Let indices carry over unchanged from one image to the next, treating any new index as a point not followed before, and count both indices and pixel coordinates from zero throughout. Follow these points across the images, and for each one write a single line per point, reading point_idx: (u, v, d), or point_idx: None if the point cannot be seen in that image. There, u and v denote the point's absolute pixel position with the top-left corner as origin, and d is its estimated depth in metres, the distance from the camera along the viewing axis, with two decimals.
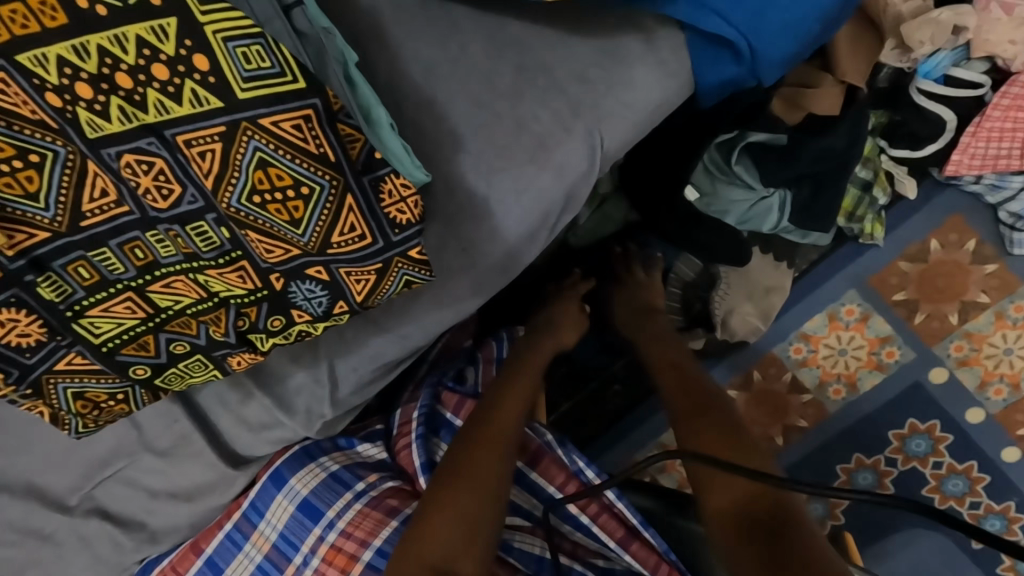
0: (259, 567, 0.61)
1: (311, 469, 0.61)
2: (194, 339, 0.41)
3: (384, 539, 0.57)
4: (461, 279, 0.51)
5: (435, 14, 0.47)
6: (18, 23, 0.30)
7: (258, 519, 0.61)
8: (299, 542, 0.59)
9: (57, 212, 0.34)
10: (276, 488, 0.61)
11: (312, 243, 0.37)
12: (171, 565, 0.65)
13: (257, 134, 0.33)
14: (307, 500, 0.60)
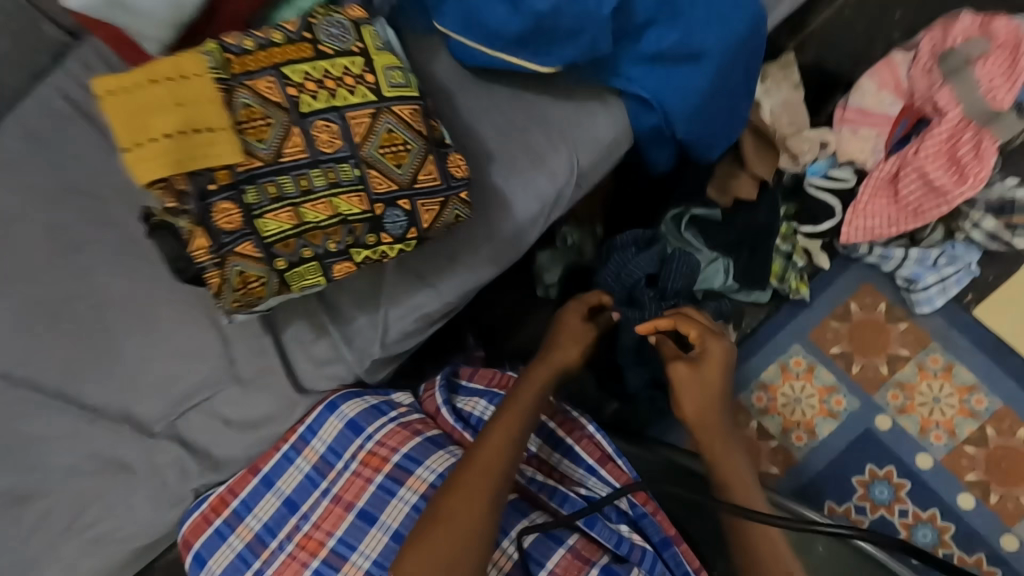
0: (307, 476, 0.77)
1: (358, 400, 0.79)
2: (317, 246, 0.64)
3: (410, 448, 0.75)
4: (484, 247, 0.76)
5: (477, 82, 0.76)
6: (285, 54, 0.61)
7: (312, 437, 0.78)
8: (342, 451, 0.77)
9: (272, 150, 0.61)
10: (330, 412, 0.78)
11: (405, 181, 0.63)
12: (229, 488, 0.78)
13: (388, 115, 0.62)
14: (352, 421, 0.77)
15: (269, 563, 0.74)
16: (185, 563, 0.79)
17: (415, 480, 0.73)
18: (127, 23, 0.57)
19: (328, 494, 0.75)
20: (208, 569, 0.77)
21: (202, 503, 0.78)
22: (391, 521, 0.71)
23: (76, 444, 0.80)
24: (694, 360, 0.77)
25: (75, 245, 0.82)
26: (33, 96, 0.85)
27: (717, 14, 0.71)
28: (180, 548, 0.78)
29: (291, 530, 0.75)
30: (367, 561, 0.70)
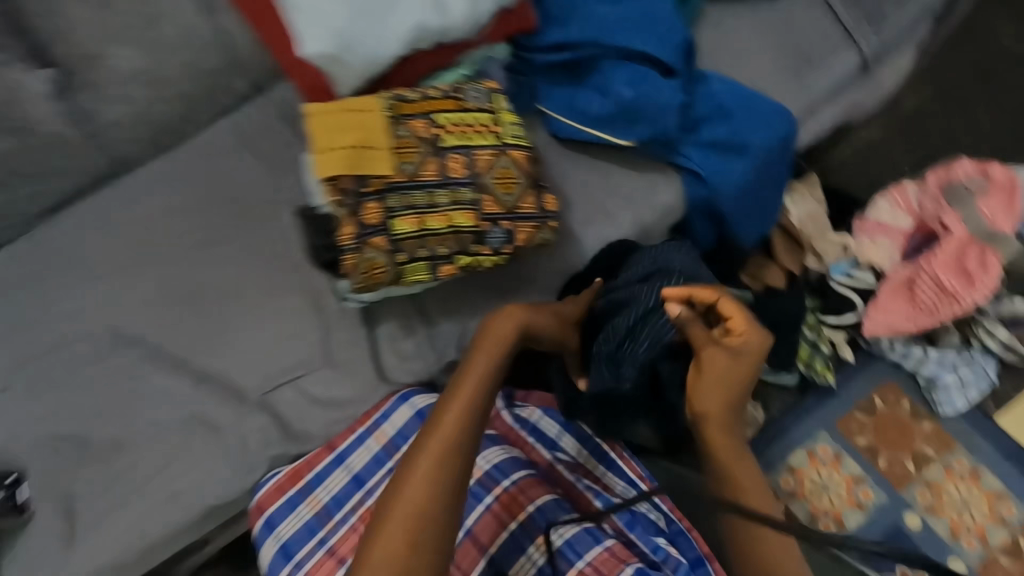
0: (375, 455, 0.87)
1: (429, 394, 0.89)
2: (431, 249, 0.80)
3: None
4: (555, 278, 0.92)
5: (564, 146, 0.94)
6: (436, 104, 0.81)
7: (384, 420, 0.88)
8: (409, 436, 0.87)
9: (414, 170, 0.79)
10: (402, 402, 0.89)
11: (510, 207, 0.81)
12: (307, 459, 0.88)
13: (504, 156, 0.81)
14: (421, 412, 0.88)
15: (334, 532, 0.85)
16: (253, 526, 0.86)
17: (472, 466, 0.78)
18: (339, 76, 0.79)
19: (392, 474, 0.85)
20: (275, 534, 0.85)
21: (278, 471, 0.88)
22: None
23: (178, 404, 0.92)
24: (730, 350, 0.71)
25: (219, 240, 1.01)
26: (211, 127, 1.10)
27: (759, 119, 0.92)
28: (252, 511, 0.86)
29: (355, 504, 0.86)
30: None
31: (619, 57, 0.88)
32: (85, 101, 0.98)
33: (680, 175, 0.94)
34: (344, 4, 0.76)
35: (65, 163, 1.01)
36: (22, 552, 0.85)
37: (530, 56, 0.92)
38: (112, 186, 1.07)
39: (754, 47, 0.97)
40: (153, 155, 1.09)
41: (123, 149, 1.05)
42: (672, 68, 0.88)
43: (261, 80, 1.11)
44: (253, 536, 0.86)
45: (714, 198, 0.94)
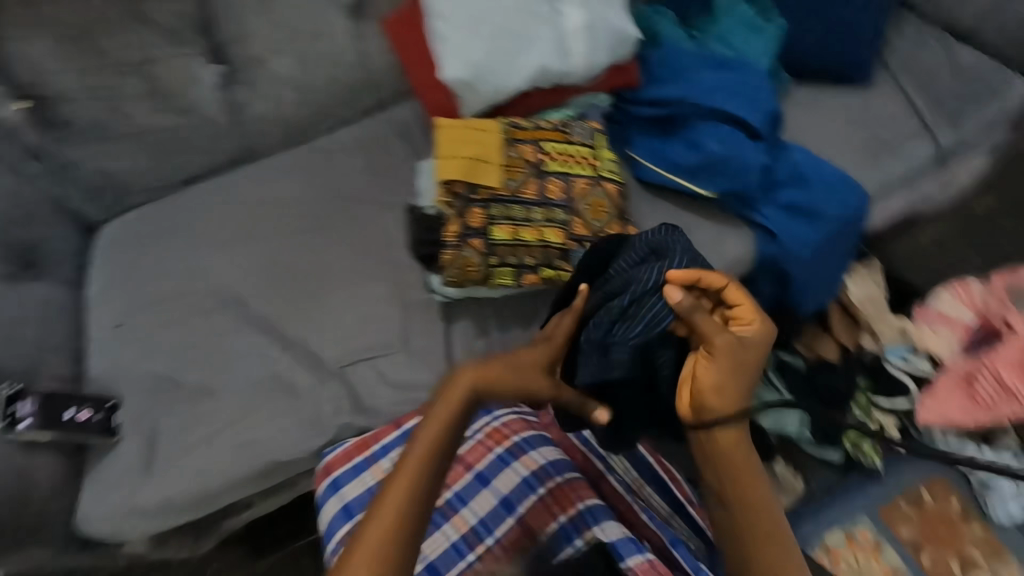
0: None
1: None
2: (520, 257, 0.88)
3: (529, 435, 0.87)
4: None
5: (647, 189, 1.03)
6: (546, 134, 0.92)
7: None
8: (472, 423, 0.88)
9: (518, 187, 0.89)
10: None
11: (596, 232, 0.89)
12: (376, 432, 0.92)
13: (598, 188, 0.91)
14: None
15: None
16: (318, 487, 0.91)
17: (527, 458, 0.85)
18: (468, 99, 0.92)
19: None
20: (340, 494, 0.89)
21: (344, 441, 0.93)
22: (501, 488, 0.83)
23: (264, 364, 1.01)
24: (736, 338, 0.71)
25: (324, 229, 1.13)
26: (334, 133, 1.24)
27: (833, 192, 0.99)
28: (320, 472, 0.91)
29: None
30: (475, 518, 0.82)
31: (711, 117, 0.98)
32: (240, 95, 1.14)
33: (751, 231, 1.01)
34: (484, 42, 0.90)
35: (210, 144, 1.17)
36: (104, 471, 0.93)
37: (629, 107, 1.02)
38: (241, 169, 1.21)
39: (833, 130, 1.06)
40: (280, 149, 1.24)
41: (259, 140, 1.20)
42: (759, 133, 0.98)
43: (384, 99, 1.26)
44: (318, 496, 0.90)
45: (780, 257, 1.00)
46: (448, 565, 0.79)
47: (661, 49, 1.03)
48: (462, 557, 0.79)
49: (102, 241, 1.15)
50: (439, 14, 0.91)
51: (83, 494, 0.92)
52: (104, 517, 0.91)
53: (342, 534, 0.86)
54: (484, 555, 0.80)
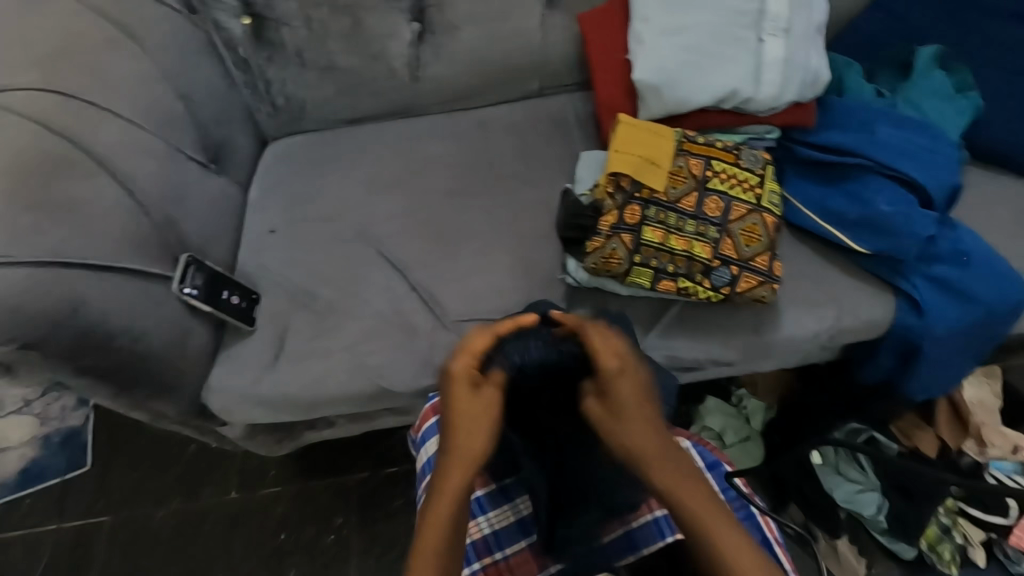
0: None
1: None
2: (663, 261, 0.91)
3: None
4: (744, 338, 0.97)
5: (798, 232, 1.02)
6: (714, 153, 0.94)
7: None
8: None
9: (677, 196, 0.92)
10: None
11: (744, 257, 0.90)
12: None
13: (757, 216, 0.91)
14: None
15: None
16: (423, 422, 0.95)
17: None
18: (650, 102, 0.95)
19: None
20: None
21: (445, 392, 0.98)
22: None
23: (390, 299, 1.07)
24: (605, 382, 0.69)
25: (468, 191, 1.18)
26: (493, 108, 1.30)
27: (996, 279, 0.95)
28: (430, 409, 0.95)
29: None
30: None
31: (884, 174, 0.96)
32: (424, 55, 1.21)
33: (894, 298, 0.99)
34: (679, 53, 0.93)
35: (385, 91, 1.24)
36: (236, 352, 1.02)
37: (795, 146, 1.02)
38: (402, 121, 1.28)
39: (1008, 222, 1.02)
40: (440, 110, 1.30)
41: (425, 98, 1.27)
42: (931, 201, 0.96)
43: (546, 86, 1.30)
44: (424, 428, 0.95)
45: (919, 330, 0.97)
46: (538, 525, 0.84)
47: (844, 98, 1.03)
48: None
49: (269, 157, 1.25)
50: (644, 19, 0.95)
51: (215, 368, 1.01)
52: (229, 395, 0.99)
53: None
54: None
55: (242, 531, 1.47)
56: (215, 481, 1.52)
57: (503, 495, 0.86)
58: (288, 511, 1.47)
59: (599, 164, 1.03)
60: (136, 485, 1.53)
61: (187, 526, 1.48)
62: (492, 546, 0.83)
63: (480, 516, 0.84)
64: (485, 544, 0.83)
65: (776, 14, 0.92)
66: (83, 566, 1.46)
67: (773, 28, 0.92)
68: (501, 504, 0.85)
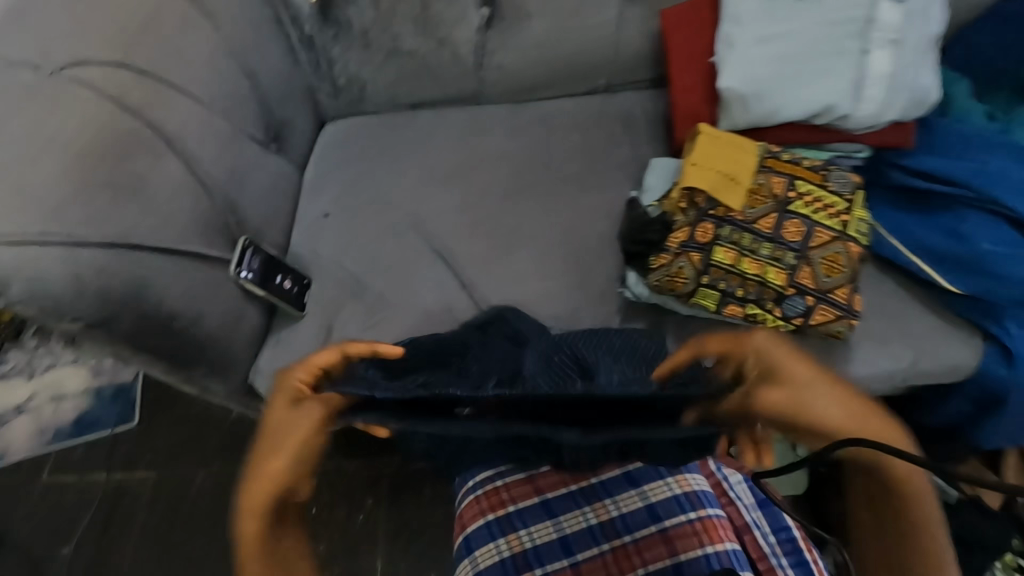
0: None
1: None
2: (732, 285, 0.85)
3: None
4: None
5: (878, 263, 0.95)
6: (800, 173, 0.87)
7: None
8: None
9: (754, 217, 0.86)
10: None
11: (823, 287, 0.83)
12: None
13: (842, 244, 0.84)
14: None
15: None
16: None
17: (682, 478, 0.80)
18: (734, 112, 0.89)
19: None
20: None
21: None
22: (651, 495, 0.80)
23: (440, 296, 1.05)
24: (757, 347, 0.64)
25: (525, 189, 1.14)
26: (557, 102, 1.24)
27: None
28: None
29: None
30: (618, 512, 0.79)
31: (987, 208, 0.88)
32: (491, 42, 1.16)
33: (982, 343, 0.91)
34: (772, 61, 0.86)
35: (447, 78, 1.20)
36: (286, 338, 1.01)
37: (886, 168, 0.94)
38: (462, 110, 1.24)
39: None
40: (502, 101, 1.25)
41: (488, 88, 1.23)
42: None
43: (615, 82, 1.23)
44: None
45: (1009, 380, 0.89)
46: (581, 546, 0.78)
47: (949, 119, 0.94)
48: (597, 545, 0.77)
49: (327, 138, 1.24)
50: (738, 21, 0.89)
51: (264, 351, 1.01)
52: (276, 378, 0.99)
53: (483, 477, 0.83)
54: (616, 549, 0.77)
55: None
56: None
57: (545, 510, 0.80)
58: None
59: (669, 173, 0.97)
60: (178, 445, 1.59)
61: (225, 490, 1.54)
62: (531, 561, 0.77)
63: (521, 528, 0.79)
64: (524, 558, 0.78)
65: (888, 23, 0.83)
66: (128, 517, 1.53)
67: (882, 38, 0.84)
68: (542, 518, 0.80)
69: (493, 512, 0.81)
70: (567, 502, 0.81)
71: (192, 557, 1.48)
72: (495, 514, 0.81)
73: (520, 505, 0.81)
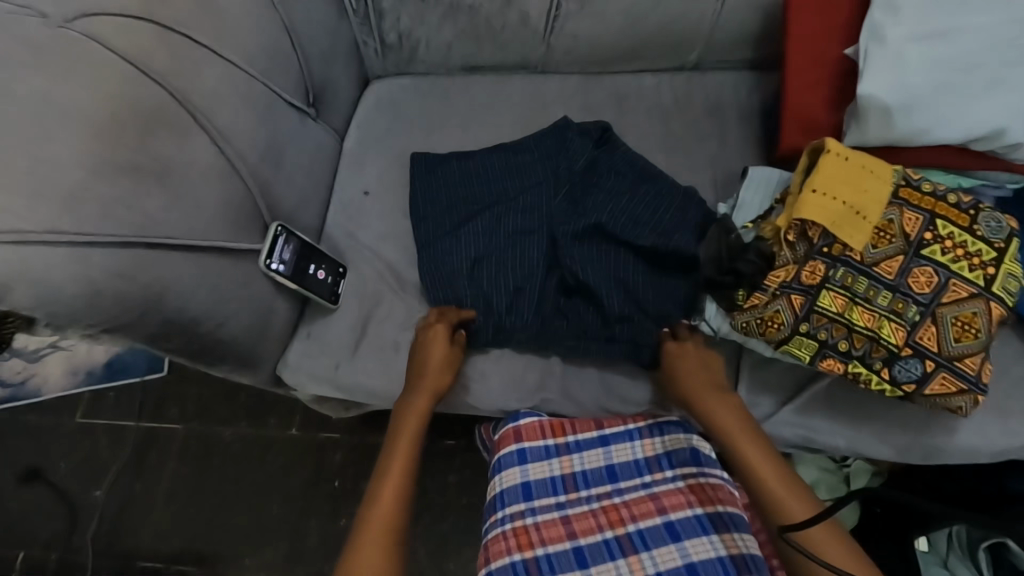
0: (637, 460, 0.86)
1: (681, 438, 0.85)
2: (835, 336, 0.72)
3: (735, 511, 0.79)
4: (899, 437, 0.79)
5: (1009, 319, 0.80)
6: (941, 210, 0.71)
7: (659, 434, 0.87)
8: (675, 467, 0.85)
9: (876, 258, 0.71)
10: (683, 429, 0.86)
11: (949, 353, 0.70)
12: (578, 422, 0.88)
13: (982, 304, 0.69)
14: (695, 451, 0.85)
15: (572, 505, 0.84)
16: (500, 447, 0.88)
17: (730, 538, 0.77)
18: (868, 126, 0.71)
19: (647, 488, 0.85)
20: (523, 467, 0.86)
21: (531, 414, 0.89)
22: (692, 552, 0.77)
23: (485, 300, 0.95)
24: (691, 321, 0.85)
25: None
26: (636, 78, 1.07)
27: None
28: (510, 433, 0.88)
29: (601, 492, 0.85)
30: (654, 568, 0.77)
31: None
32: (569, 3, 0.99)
33: None
34: (933, 66, 0.68)
35: (512, 42, 1.03)
36: (317, 332, 0.93)
37: None
38: (526, 79, 1.08)
39: None
40: (572, 72, 1.09)
41: (558, 56, 1.06)
42: None
43: (707, 59, 1.04)
44: (500, 454, 0.87)
45: None
46: None
47: None
48: None
49: (371, 98, 1.09)
50: (892, 9, 0.70)
51: (293, 345, 0.92)
52: (306, 375, 0.91)
53: (517, 511, 0.83)
54: None
55: (302, 468, 1.49)
56: (281, 413, 1.54)
57: (576, 556, 0.79)
58: (346, 460, 1.48)
59: (770, 190, 0.83)
60: (207, 401, 1.57)
61: (252, 450, 1.53)
62: None
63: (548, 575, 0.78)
64: None
65: None
66: (156, 468, 1.54)
67: None
68: (572, 567, 0.78)
69: (521, 553, 0.80)
70: (600, 549, 0.79)
71: (217, 515, 1.49)
72: (524, 555, 0.79)
73: (550, 548, 0.80)
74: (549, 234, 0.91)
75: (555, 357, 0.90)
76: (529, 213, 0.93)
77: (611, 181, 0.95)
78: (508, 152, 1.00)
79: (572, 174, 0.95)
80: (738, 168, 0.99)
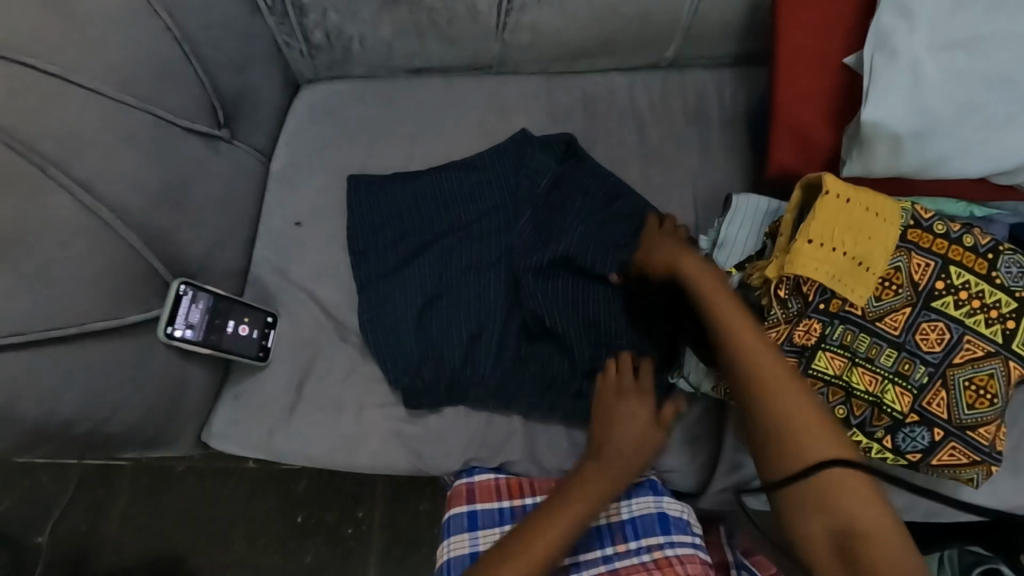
0: (598, 527, 0.73)
1: (649, 500, 0.73)
2: (831, 402, 0.63)
3: None
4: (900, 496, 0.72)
5: None
6: (955, 254, 0.61)
7: (625, 497, 0.74)
8: (642, 535, 0.72)
9: (878, 311, 0.61)
10: (652, 491, 0.74)
11: (961, 420, 0.60)
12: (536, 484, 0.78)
13: (1000, 363, 0.60)
14: (664, 515, 0.72)
15: None
16: (451, 505, 0.77)
17: None
18: (875, 155, 0.60)
19: (607, 561, 0.71)
20: (473, 533, 0.73)
21: (485, 471, 0.79)
22: None
23: None
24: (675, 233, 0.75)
25: None
26: (606, 77, 0.93)
27: None
28: (462, 491, 0.77)
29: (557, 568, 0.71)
30: None
31: None
32: None
33: None
34: (955, 87, 0.57)
35: (461, 39, 0.88)
36: (245, 394, 0.79)
37: None
38: (480, 81, 0.94)
39: None
40: (533, 71, 0.94)
41: (516, 53, 0.91)
42: None
43: (686, 55, 0.91)
44: (449, 515, 0.76)
45: None
46: None
47: None
48: None
49: (301, 106, 0.93)
50: (907, 13, 0.58)
51: (219, 409, 0.79)
52: (235, 443, 0.78)
53: None
54: None
55: None
56: None
57: None
58: None
59: (757, 223, 0.71)
60: None
61: None
62: None
63: None
64: None
65: None
66: None
67: None
68: None
69: None
70: None
71: (157, 564, 1.17)
72: None
73: None
74: (511, 272, 0.79)
75: (518, 414, 0.79)
76: (489, 247, 0.81)
77: (582, 205, 0.82)
78: (461, 171, 0.86)
79: (536, 196, 0.82)
80: (724, 182, 0.86)
